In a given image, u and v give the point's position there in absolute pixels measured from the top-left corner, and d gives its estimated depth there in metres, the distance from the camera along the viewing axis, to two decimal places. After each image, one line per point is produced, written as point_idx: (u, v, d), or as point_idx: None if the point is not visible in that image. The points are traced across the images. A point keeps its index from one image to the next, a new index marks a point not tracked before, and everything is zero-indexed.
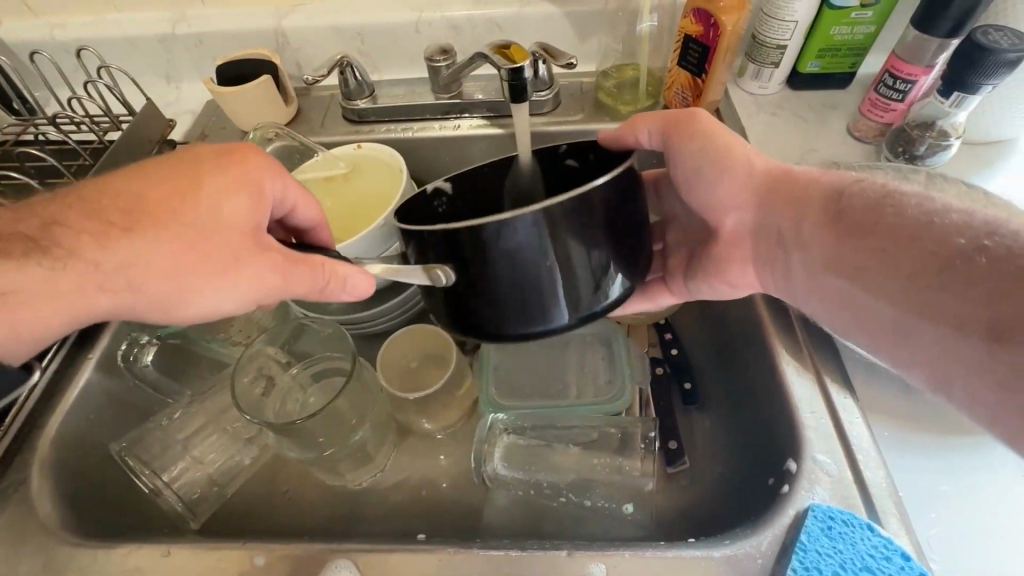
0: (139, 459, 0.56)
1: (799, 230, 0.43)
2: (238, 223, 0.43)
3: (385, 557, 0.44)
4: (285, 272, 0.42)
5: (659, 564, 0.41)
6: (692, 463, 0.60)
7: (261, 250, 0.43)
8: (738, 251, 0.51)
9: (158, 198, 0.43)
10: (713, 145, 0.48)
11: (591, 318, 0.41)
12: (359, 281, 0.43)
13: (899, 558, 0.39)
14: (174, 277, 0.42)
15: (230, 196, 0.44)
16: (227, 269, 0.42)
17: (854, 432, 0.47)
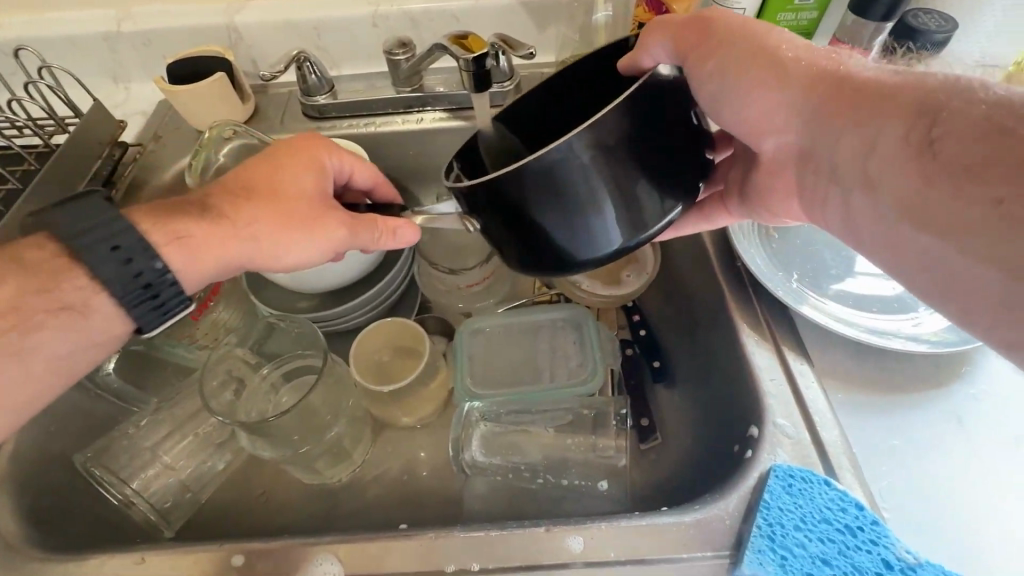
0: (107, 469, 0.54)
1: (861, 163, 0.38)
2: (318, 188, 0.49)
3: (367, 547, 0.44)
4: (362, 228, 0.48)
5: (633, 534, 0.43)
6: (662, 437, 0.62)
7: (332, 211, 0.48)
8: (781, 177, 0.47)
9: (250, 177, 0.48)
10: (743, 59, 0.43)
11: (644, 239, 0.42)
12: (405, 230, 0.49)
13: (853, 508, 0.41)
14: (274, 234, 0.46)
15: (304, 171, 0.49)
16: (313, 225, 0.47)
17: (810, 396, 0.49)
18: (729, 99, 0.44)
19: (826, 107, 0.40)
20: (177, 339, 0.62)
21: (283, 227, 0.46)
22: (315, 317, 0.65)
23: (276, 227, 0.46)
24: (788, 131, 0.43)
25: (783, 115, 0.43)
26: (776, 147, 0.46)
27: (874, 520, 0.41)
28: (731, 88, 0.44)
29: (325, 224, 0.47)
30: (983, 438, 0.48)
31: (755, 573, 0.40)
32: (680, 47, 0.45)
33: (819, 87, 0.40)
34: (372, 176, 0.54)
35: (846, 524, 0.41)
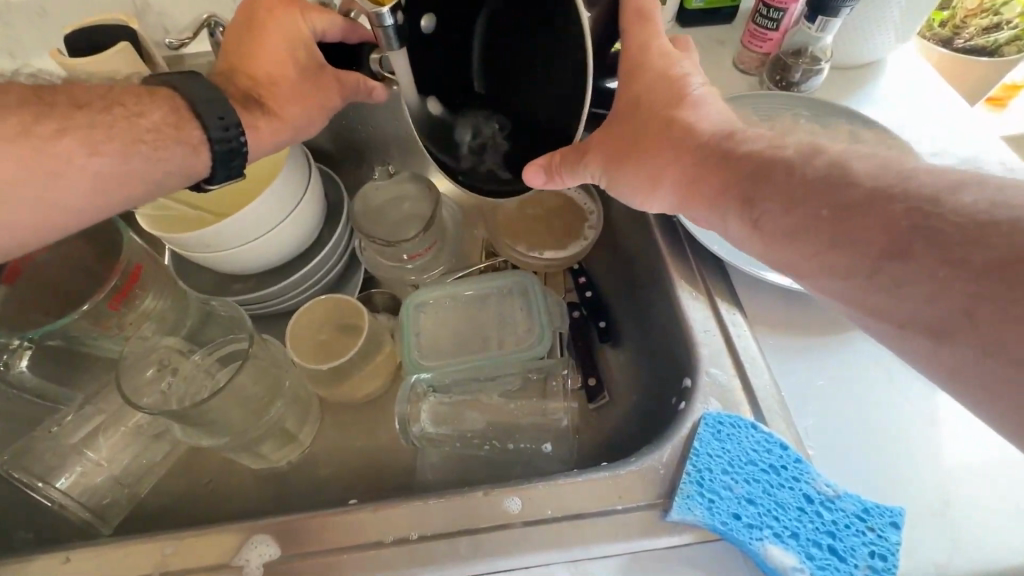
0: (28, 471, 0.52)
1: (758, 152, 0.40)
2: (301, 56, 0.52)
3: (302, 525, 0.43)
4: (349, 93, 0.55)
5: (570, 490, 0.43)
6: (610, 396, 0.63)
7: (317, 82, 0.53)
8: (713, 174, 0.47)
9: (244, 52, 0.52)
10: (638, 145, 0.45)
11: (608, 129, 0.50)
12: (379, 91, 0.56)
13: (778, 448, 0.43)
14: (286, 108, 0.52)
15: (279, 36, 0.51)
16: (304, 95, 0.53)
17: (742, 345, 0.50)
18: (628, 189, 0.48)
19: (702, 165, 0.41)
20: (98, 331, 0.56)
21: (301, 105, 0.53)
22: (248, 299, 0.63)
23: (299, 105, 0.53)
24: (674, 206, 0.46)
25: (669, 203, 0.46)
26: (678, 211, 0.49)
27: (797, 458, 0.42)
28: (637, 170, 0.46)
29: (325, 97, 0.54)
30: (904, 373, 0.50)
31: (684, 517, 0.41)
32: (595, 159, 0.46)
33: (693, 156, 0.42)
34: (338, 22, 0.52)
35: (771, 463, 0.42)
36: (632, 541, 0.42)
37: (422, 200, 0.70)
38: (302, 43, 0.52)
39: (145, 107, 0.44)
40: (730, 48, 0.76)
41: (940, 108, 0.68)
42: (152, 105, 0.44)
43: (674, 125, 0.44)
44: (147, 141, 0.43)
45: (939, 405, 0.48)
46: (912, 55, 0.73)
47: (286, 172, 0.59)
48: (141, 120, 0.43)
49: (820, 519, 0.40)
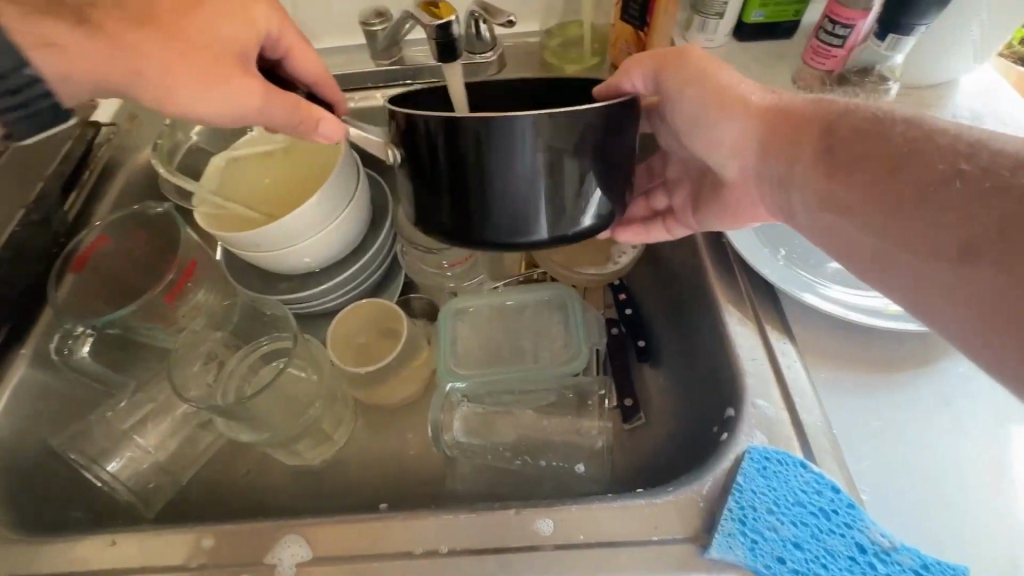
0: (83, 454, 0.55)
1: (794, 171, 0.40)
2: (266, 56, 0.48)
3: (334, 528, 0.44)
4: (271, 107, 0.44)
5: (604, 514, 0.42)
6: (646, 418, 0.61)
7: (240, 71, 0.44)
8: (742, 192, 0.49)
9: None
10: (710, 81, 0.45)
11: (565, 241, 0.43)
12: (327, 125, 0.46)
13: (828, 491, 0.41)
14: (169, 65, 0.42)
15: (223, 19, 0.44)
16: (217, 78, 0.43)
17: (792, 376, 0.48)
18: (694, 122, 0.47)
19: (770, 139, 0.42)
20: (154, 322, 0.59)
21: (196, 78, 0.42)
22: (293, 299, 0.65)
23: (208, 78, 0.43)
24: (744, 155, 0.45)
25: (739, 139, 0.44)
26: (738, 172, 0.47)
27: (850, 503, 0.40)
28: (704, 113, 0.45)
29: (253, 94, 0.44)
30: (971, 415, 0.47)
31: (724, 557, 0.39)
32: (659, 68, 0.46)
33: (767, 116, 0.42)
34: (315, 65, 0.51)
35: (821, 507, 0.40)
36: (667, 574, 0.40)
37: None
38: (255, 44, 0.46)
39: None
40: (789, 64, 0.73)
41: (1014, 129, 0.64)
42: None
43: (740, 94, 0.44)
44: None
45: (999, 461, 0.44)
46: (991, 73, 0.69)
47: (337, 177, 0.60)
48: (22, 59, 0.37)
49: (873, 572, 0.38)
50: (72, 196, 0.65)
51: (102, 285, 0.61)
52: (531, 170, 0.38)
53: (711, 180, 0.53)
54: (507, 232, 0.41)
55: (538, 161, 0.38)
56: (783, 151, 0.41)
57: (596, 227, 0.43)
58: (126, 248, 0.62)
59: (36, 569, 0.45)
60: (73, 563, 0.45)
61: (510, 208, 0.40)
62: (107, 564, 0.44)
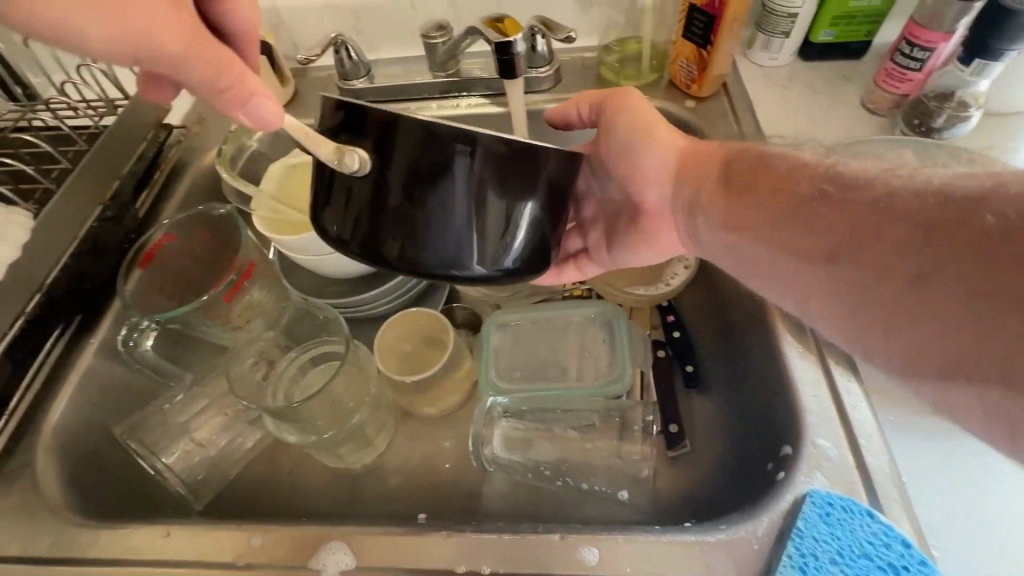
0: (142, 442, 0.57)
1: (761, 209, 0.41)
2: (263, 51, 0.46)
3: (378, 539, 0.44)
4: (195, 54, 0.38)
5: (653, 549, 0.41)
6: (692, 446, 0.59)
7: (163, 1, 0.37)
8: (664, 220, 0.52)
9: None
10: (639, 118, 0.50)
11: (488, 276, 0.40)
12: (268, 109, 0.40)
13: (899, 545, 0.38)
14: None
15: None
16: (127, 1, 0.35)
17: (858, 417, 0.46)
18: (622, 152, 0.51)
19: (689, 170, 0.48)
20: (211, 319, 0.61)
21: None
22: (342, 303, 0.66)
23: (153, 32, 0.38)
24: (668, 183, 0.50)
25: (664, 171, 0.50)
26: (656, 200, 0.52)
27: (922, 560, 0.37)
28: (631, 145, 0.50)
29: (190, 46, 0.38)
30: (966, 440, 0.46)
31: None
32: (595, 105, 0.53)
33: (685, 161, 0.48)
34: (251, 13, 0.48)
35: (889, 562, 0.38)
36: None
37: None
38: None
39: None
40: (857, 86, 0.70)
41: None
42: None
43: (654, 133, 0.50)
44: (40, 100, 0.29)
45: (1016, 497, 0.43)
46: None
47: None
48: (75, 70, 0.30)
49: None
50: (143, 194, 0.68)
51: (164, 282, 0.64)
52: (467, 189, 0.36)
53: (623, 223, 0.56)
54: (431, 253, 0.38)
55: (471, 184, 0.36)
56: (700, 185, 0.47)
57: (517, 270, 0.41)
58: (190, 247, 0.65)
59: (97, 553, 0.46)
60: (128, 551, 0.46)
61: (439, 233, 0.37)
62: (161, 556, 0.46)
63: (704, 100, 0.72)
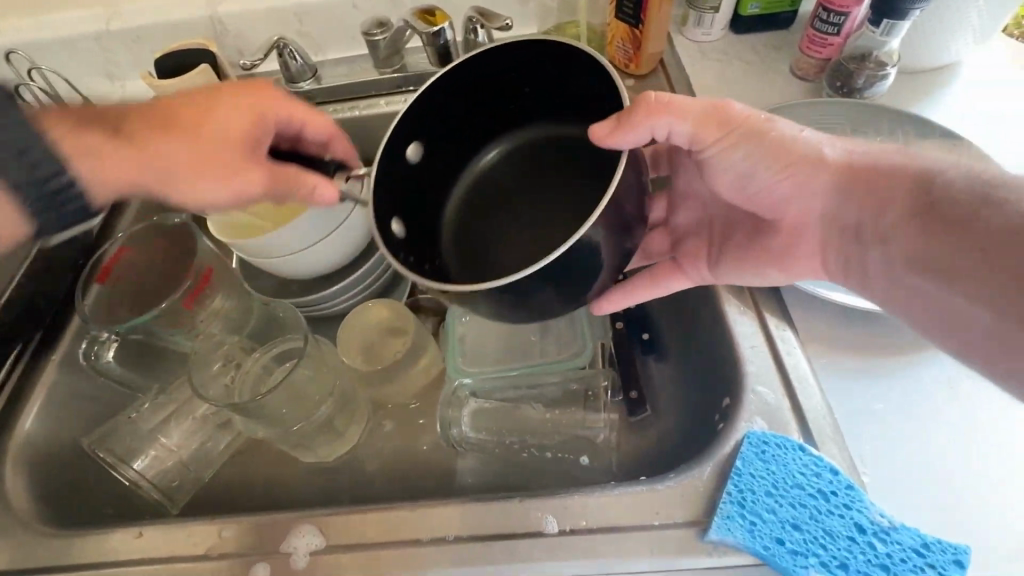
0: (111, 452, 0.58)
1: (878, 217, 0.41)
2: (249, 138, 0.48)
3: (347, 519, 0.46)
4: (284, 184, 0.49)
5: (608, 501, 0.44)
6: (653, 409, 0.62)
7: (247, 165, 0.47)
8: (798, 241, 0.47)
9: (183, 115, 0.46)
10: (771, 142, 0.44)
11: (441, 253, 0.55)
12: (322, 190, 0.50)
13: (828, 473, 0.41)
14: (207, 163, 0.46)
15: (231, 111, 0.47)
16: (235, 169, 0.47)
17: (792, 362, 0.48)
18: (750, 174, 0.46)
19: (851, 191, 0.42)
20: (173, 327, 0.61)
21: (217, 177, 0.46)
22: (297, 302, 0.65)
23: (198, 152, 0.45)
24: (815, 198, 0.44)
25: (813, 185, 0.44)
26: (800, 211, 0.46)
27: (849, 485, 0.41)
28: (766, 172, 0.45)
29: (229, 183, 0.47)
30: (973, 403, 0.46)
31: (723, 538, 0.40)
32: (700, 115, 0.45)
33: (845, 167, 0.43)
34: (330, 127, 0.54)
35: (819, 488, 0.41)
36: (671, 558, 0.41)
37: None
38: (252, 124, 0.48)
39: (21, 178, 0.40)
40: (787, 55, 0.73)
41: (1012, 110, 0.65)
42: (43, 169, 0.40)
43: (797, 153, 0.44)
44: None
45: (954, 408, 0.46)
46: (1001, 66, 0.68)
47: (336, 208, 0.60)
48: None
49: (872, 551, 0.39)
50: None
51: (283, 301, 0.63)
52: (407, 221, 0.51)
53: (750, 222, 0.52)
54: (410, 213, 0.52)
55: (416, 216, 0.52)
56: (865, 204, 0.42)
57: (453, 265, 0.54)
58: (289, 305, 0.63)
59: (69, 559, 0.47)
60: (101, 555, 0.47)
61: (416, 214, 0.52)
62: (135, 556, 0.47)
63: (643, 78, 0.74)
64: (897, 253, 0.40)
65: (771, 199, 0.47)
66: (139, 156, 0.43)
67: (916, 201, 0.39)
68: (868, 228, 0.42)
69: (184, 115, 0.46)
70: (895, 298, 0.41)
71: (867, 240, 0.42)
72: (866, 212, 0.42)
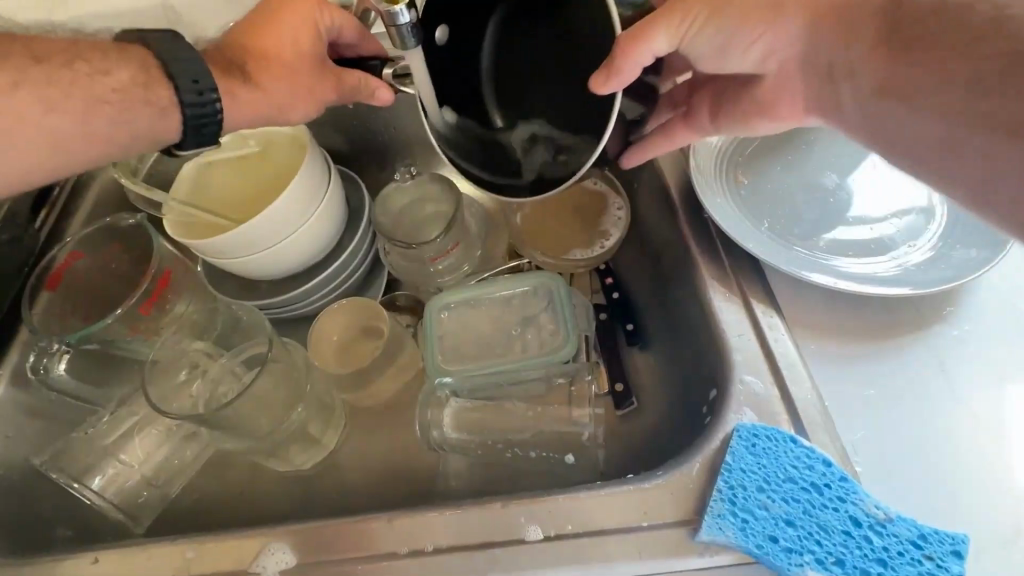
0: (65, 472, 0.55)
1: (848, 55, 0.39)
2: (310, 48, 0.51)
3: (319, 532, 0.43)
4: (348, 93, 0.53)
5: (593, 502, 0.41)
6: (640, 403, 0.60)
7: (317, 79, 0.51)
8: (784, 93, 0.47)
9: (261, 41, 0.50)
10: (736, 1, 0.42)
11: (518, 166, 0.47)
12: (382, 92, 0.52)
13: (820, 465, 0.40)
14: (290, 87, 0.50)
15: (291, 24, 0.50)
16: (309, 89, 0.50)
17: (780, 350, 0.47)
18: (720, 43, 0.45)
19: (822, 32, 0.41)
20: (131, 335, 0.57)
21: (302, 103, 0.51)
22: (260, 304, 0.61)
23: (286, 85, 0.49)
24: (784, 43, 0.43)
25: (782, 39, 0.43)
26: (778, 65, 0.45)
27: (842, 476, 0.39)
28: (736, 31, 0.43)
29: (305, 108, 0.51)
30: (965, 383, 0.45)
31: (715, 538, 0.38)
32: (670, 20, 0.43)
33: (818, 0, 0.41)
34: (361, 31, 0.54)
35: (813, 481, 0.39)
36: (660, 560, 0.39)
37: (443, 200, 0.65)
38: (309, 36, 0.50)
39: (112, 65, 0.42)
40: None
41: None
42: (119, 62, 0.42)
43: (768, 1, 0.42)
44: (111, 101, 0.42)
45: (943, 389, 0.45)
46: None
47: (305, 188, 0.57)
48: (105, 77, 0.42)
49: (868, 545, 0.37)
50: (43, 212, 0.65)
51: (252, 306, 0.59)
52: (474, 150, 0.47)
53: (737, 78, 0.51)
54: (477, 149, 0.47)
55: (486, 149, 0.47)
56: (838, 43, 0.40)
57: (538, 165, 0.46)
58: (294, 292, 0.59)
59: None
60: None
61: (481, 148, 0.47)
62: None
63: None
64: (865, 86, 0.39)
65: (748, 62, 0.46)
66: (256, 93, 0.48)
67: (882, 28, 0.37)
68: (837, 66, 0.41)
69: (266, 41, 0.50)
70: (867, 129, 0.41)
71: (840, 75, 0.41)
72: (841, 48, 0.40)
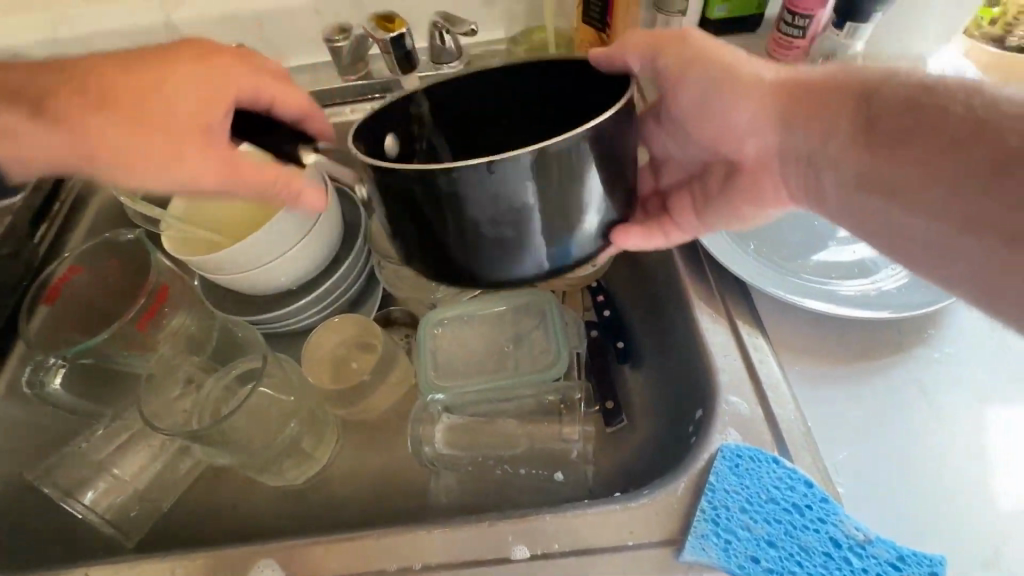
0: (57, 486, 0.55)
1: (825, 148, 0.39)
2: (201, 113, 0.42)
3: (307, 551, 0.43)
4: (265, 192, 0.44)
5: (579, 522, 0.42)
6: (630, 420, 0.60)
7: (193, 138, 0.42)
8: (764, 176, 0.46)
9: (123, 88, 0.41)
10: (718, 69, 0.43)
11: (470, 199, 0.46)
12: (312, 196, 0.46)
13: (802, 486, 0.41)
14: (130, 139, 0.41)
15: (194, 87, 0.42)
16: (178, 154, 0.42)
17: (764, 371, 0.48)
18: (697, 109, 0.46)
19: (793, 117, 0.41)
20: (128, 352, 0.58)
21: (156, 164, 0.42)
22: (254, 320, 0.62)
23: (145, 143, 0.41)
24: (763, 131, 0.43)
25: (760, 115, 0.43)
26: (757, 147, 0.45)
27: (823, 497, 0.40)
28: (717, 101, 0.44)
29: (163, 171, 0.42)
30: (947, 408, 0.46)
31: (698, 559, 0.39)
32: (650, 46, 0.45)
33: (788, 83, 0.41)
34: (301, 105, 0.47)
35: (795, 503, 0.40)
36: None
37: None
38: (216, 105, 0.43)
39: None
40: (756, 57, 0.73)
41: None
42: None
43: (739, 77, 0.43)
44: None
45: (925, 413, 0.46)
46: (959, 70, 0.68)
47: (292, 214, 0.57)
48: None
49: (849, 566, 0.38)
50: (43, 227, 0.66)
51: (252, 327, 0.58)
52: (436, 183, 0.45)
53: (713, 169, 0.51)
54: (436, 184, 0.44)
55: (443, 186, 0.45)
56: (815, 134, 0.40)
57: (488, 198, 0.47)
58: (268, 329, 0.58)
59: None
60: None
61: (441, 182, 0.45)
62: None
63: None
64: (846, 176, 0.39)
65: (727, 130, 0.45)
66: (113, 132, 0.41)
67: (859, 118, 0.37)
68: (814, 155, 0.41)
69: (134, 88, 0.41)
70: (849, 215, 0.41)
71: (820, 163, 0.40)
72: (820, 137, 0.40)
